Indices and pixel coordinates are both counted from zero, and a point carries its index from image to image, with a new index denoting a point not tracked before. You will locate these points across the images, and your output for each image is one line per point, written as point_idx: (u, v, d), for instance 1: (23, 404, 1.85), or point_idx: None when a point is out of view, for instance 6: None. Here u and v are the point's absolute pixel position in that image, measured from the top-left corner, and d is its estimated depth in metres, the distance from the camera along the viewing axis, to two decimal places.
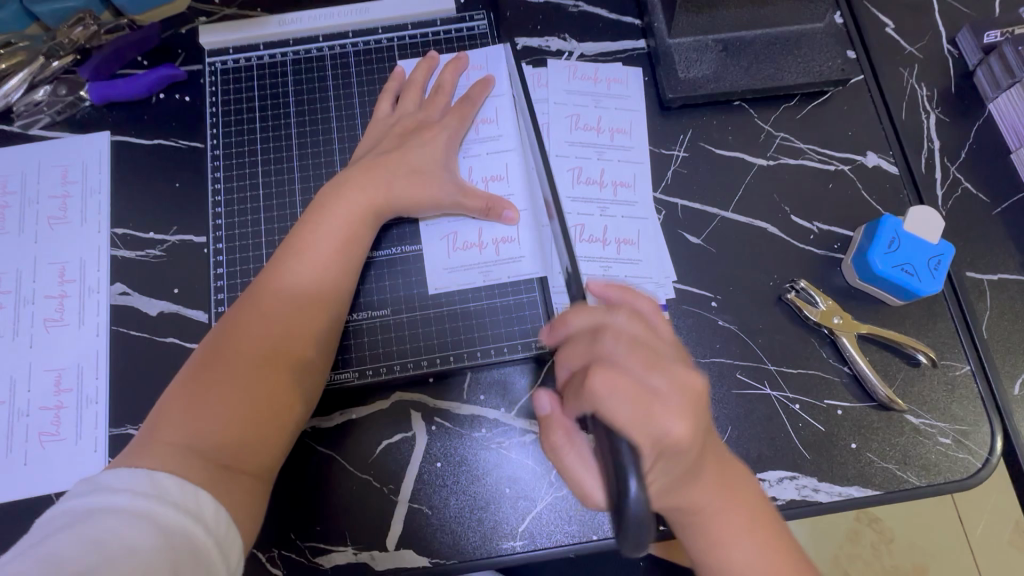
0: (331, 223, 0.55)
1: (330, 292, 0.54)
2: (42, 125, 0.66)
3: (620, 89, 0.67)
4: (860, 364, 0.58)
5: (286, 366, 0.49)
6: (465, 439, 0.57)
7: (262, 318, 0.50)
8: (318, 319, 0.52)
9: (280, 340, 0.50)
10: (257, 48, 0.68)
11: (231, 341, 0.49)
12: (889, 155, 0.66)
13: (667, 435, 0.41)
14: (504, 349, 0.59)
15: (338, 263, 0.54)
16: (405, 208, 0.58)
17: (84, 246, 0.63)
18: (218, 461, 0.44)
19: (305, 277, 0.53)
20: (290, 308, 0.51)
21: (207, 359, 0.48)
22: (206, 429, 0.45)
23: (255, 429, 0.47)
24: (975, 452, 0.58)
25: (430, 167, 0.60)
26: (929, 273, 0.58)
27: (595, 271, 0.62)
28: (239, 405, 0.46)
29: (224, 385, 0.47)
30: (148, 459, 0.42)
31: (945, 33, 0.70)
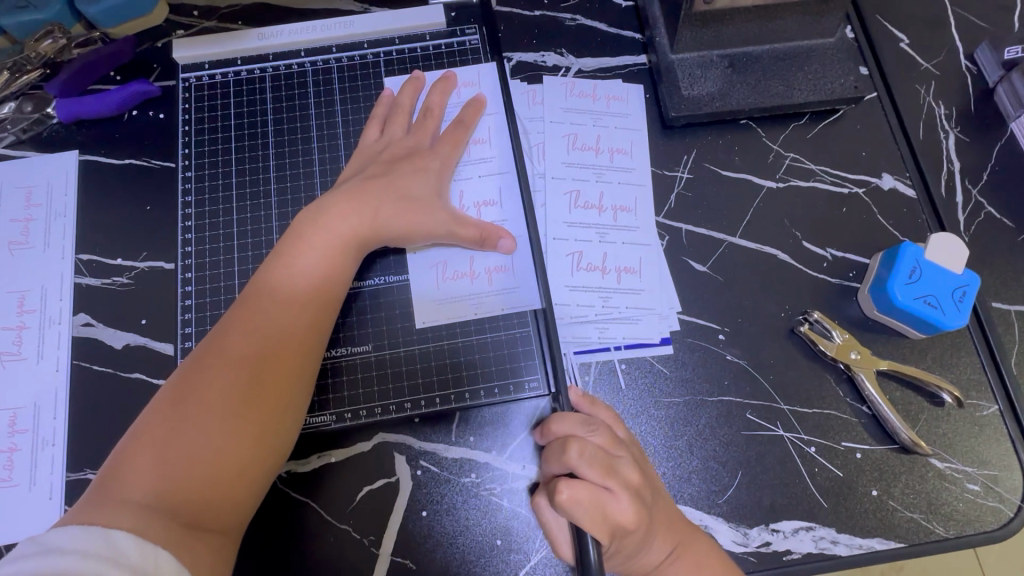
0: (309, 254, 0.51)
1: (308, 324, 0.50)
2: (6, 144, 0.63)
3: (621, 107, 0.64)
4: (880, 404, 0.54)
5: (259, 410, 0.46)
6: (454, 485, 0.53)
7: (232, 358, 0.46)
8: (297, 355, 0.48)
9: (253, 380, 0.46)
10: (235, 63, 0.64)
11: (201, 382, 0.45)
12: (906, 177, 0.62)
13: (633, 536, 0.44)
14: (496, 389, 0.55)
15: (315, 295, 0.51)
16: (396, 233, 0.55)
17: (46, 273, 0.58)
18: (183, 518, 0.41)
19: (281, 311, 0.49)
20: (261, 347, 0.47)
21: (173, 402, 0.45)
22: (170, 483, 0.41)
23: (227, 480, 0.43)
24: (1007, 500, 0.53)
25: (422, 195, 0.56)
26: (953, 304, 0.53)
27: (594, 301, 0.58)
28: (209, 454, 0.43)
29: (193, 431, 0.43)
30: (104, 517, 0.39)
31: (962, 48, 0.67)
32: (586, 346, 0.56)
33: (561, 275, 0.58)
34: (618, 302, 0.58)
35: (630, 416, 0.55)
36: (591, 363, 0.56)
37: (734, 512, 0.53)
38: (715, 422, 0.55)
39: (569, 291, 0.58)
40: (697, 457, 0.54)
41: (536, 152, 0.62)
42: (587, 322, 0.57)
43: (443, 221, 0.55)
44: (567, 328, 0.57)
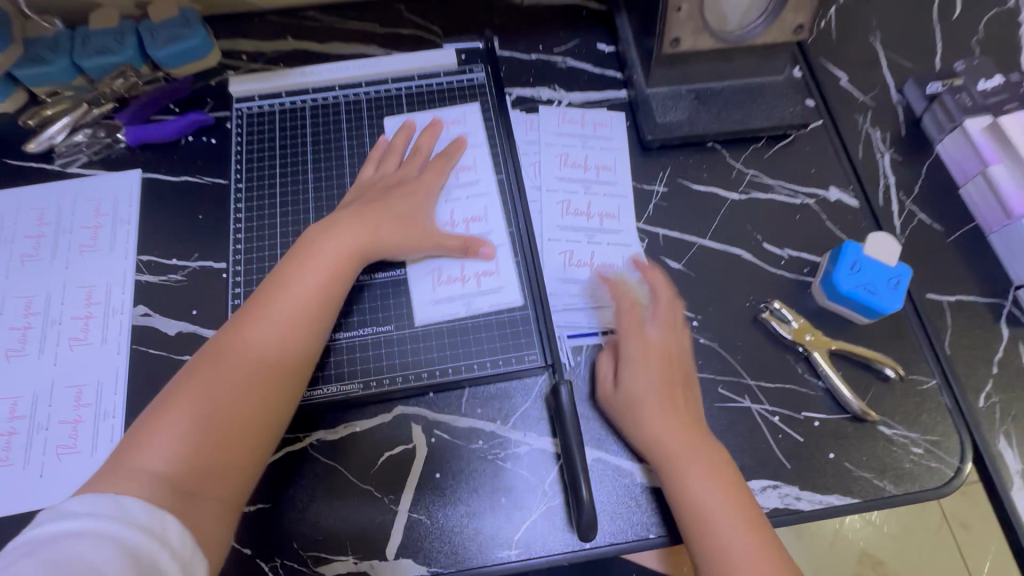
0: (314, 265, 0.59)
1: (310, 325, 0.56)
2: (79, 163, 0.73)
3: (605, 131, 0.75)
4: (832, 378, 0.62)
5: (261, 400, 0.52)
6: (463, 451, 0.60)
7: (242, 352, 0.53)
8: (298, 352, 0.55)
9: (258, 374, 0.53)
10: (280, 96, 0.75)
11: (213, 370, 0.51)
12: (849, 190, 0.73)
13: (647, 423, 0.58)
14: (500, 361, 0.63)
15: (317, 298, 0.57)
16: (389, 247, 0.63)
17: (111, 271, 0.68)
18: (188, 490, 0.46)
19: (287, 313, 0.56)
20: (266, 344, 0.54)
21: (186, 388, 0.51)
22: (178, 459, 0.47)
23: (228, 460, 0.49)
24: (947, 461, 0.61)
25: (411, 216, 0.65)
26: (889, 291, 0.63)
27: (585, 292, 0.67)
28: (215, 435, 0.49)
29: (201, 415, 0.49)
30: (120, 485, 0.44)
31: (893, 84, 0.79)
32: (578, 330, 0.65)
33: (555, 271, 0.68)
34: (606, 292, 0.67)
35: None
36: (582, 345, 0.65)
37: None
38: None
39: (563, 284, 0.67)
40: None
41: (534, 168, 0.72)
42: (579, 309, 0.66)
43: (431, 234, 0.65)
44: (561, 315, 0.66)
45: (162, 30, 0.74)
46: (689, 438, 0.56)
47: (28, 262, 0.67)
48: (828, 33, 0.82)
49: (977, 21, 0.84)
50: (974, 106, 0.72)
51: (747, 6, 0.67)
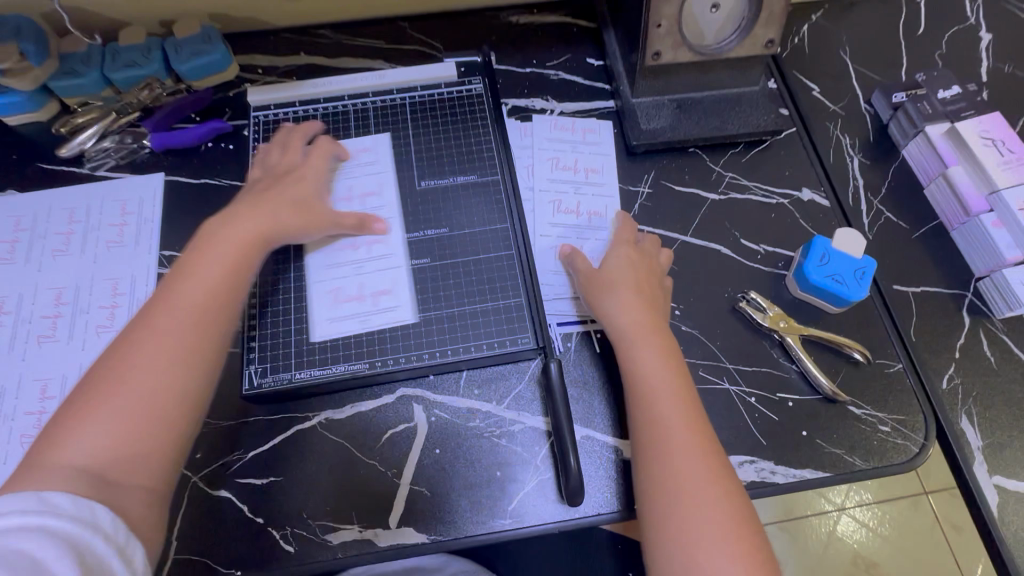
0: (218, 250, 0.59)
1: (221, 305, 0.56)
2: (108, 167, 0.79)
3: (594, 138, 0.81)
4: (805, 362, 0.67)
5: (175, 384, 0.51)
6: (461, 428, 0.65)
7: (149, 341, 0.52)
8: (214, 333, 0.55)
9: (166, 359, 0.52)
10: (293, 105, 0.80)
11: (123, 360, 0.51)
12: (821, 191, 0.79)
13: (619, 321, 0.63)
14: (495, 344, 0.67)
15: (225, 282, 0.57)
16: (292, 229, 0.64)
17: (136, 265, 0.73)
18: (110, 480, 0.46)
19: (191, 298, 0.55)
20: (176, 328, 0.53)
21: (95, 384, 0.50)
22: (96, 450, 0.47)
23: (148, 446, 0.49)
24: (913, 438, 0.65)
25: (307, 201, 0.67)
26: (856, 281, 0.68)
27: None
28: (131, 425, 0.48)
29: (114, 407, 0.49)
30: (40, 483, 0.44)
31: (861, 95, 0.86)
32: (570, 318, 0.70)
33: (547, 263, 0.73)
34: None
35: (604, 372, 0.67)
36: (572, 333, 0.70)
37: None
38: None
39: (557, 275, 0.72)
40: None
41: (528, 171, 0.78)
42: (571, 298, 0.71)
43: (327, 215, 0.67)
44: (552, 304, 0.70)
45: (185, 46, 0.81)
46: (658, 341, 0.61)
47: (59, 256, 0.73)
48: (801, 48, 0.89)
49: (939, 37, 0.91)
50: (934, 114, 0.78)
51: (722, 24, 0.74)
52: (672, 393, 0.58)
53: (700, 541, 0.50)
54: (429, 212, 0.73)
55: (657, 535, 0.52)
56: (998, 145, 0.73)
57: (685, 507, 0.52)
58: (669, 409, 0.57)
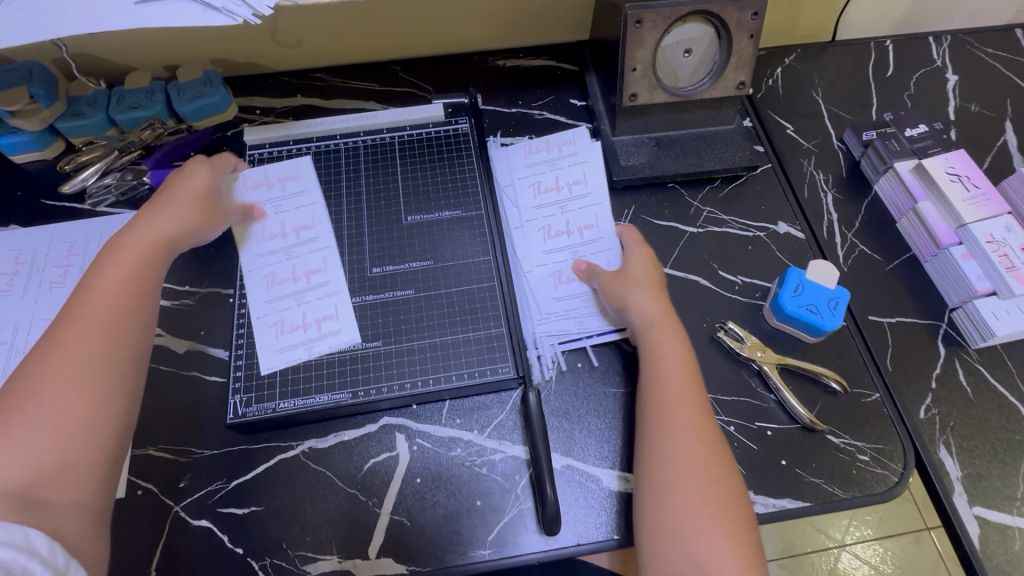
0: (124, 261, 0.62)
1: (130, 310, 0.60)
2: (109, 203, 0.82)
3: (570, 148, 0.83)
4: (782, 391, 0.68)
5: (89, 399, 0.53)
6: (442, 457, 0.65)
7: (62, 357, 0.54)
8: (130, 337, 0.58)
9: (81, 372, 0.54)
10: (288, 144, 0.83)
11: (39, 374, 0.53)
12: (796, 224, 0.81)
13: (641, 313, 0.67)
14: (475, 373, 0.67)
15: (130, 285, 0.61)
16: (191, 231, 0.69)
17: None
18: (37, 499, 0.48)
19: (100, 313, 0.58)
20: (92, 336, 0.56)
21: (5, 409, 0.51)
22: (24, 472, 0.48)
23: (73, 459, 0.51)
24: (892, 468, 0.65)
25: (207, 199, 0.72)
26: (829, 311, 0.70)
27: (576, 304, 0.74)
28: (50, 441, 0.50)
29: (39, 427, 0.50)
30: None
31: (834, 133, 0.89)
32: (568, 336, 0.72)
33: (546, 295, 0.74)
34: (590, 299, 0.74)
35: (585, 401, 0.68)
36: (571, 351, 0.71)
37: None
38: None
39: (554, 302, 0.74)
40: None
41: (514, 204, 0.81)
42: (569, 317, 0.73)
43: (218, 209, 0.73)
44: (555, 325, 0.72)
45: (187, 89, 0.86)
46: (675, 332, 0.65)
47: (56, 288, 0.75)
48: (775, 89, 0.93)
49: (908, 78, 0.95)
50: (902, 150, 0.81)
51: (695, 67, 0.78)
52: (681, 382, 0.61)
53: (691, 514, 0.53)
54: (415, 244, 0.76)
55: (656, 506, 0.55)
56: (962, 181, 0.76)
57: (681, 502, 0.54)
58: (674, 417, 0.59)
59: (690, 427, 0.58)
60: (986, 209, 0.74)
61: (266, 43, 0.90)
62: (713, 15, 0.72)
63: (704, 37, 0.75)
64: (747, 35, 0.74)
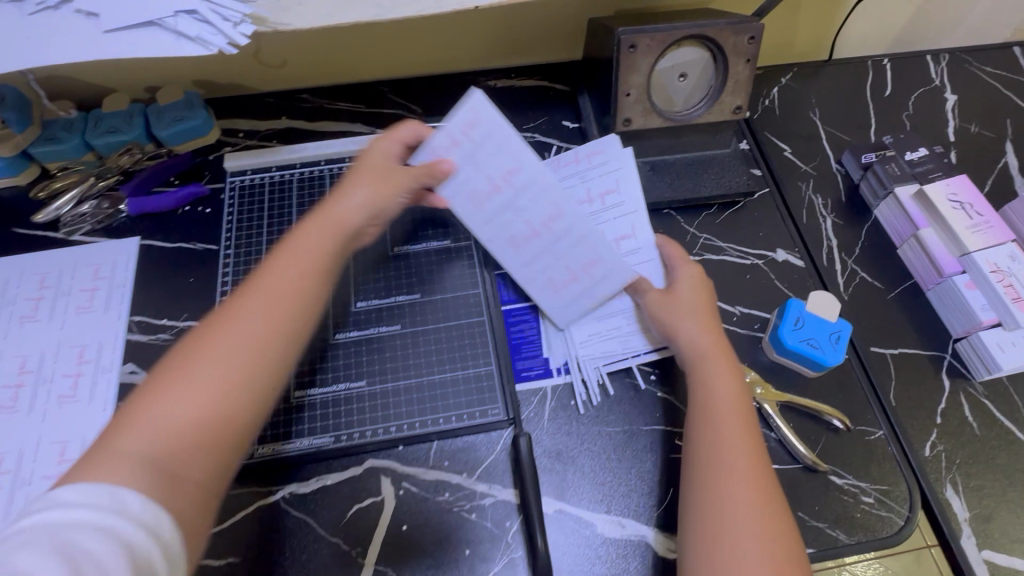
0: (315, 229, 0.58)
1: (303, 283, 0.54)
2: (83, 231, 0.79)
3: (601, 158, 0.78)
4: (782, 429, 0.66)
5: (252, 372, 0.48)
6: (430, 502, 0.63)
7: (248, 319, 0.50)
8: (308, 313, 0.53)
9: (269, 341, 0.50)
10: (270, 170, 0.81)
11: (250, 338, 0.49)
12: (795, 251, 0.79)
13: (692, 343, 0.63)
14: (464, 415, 0.65)
15: (316, 250, 0.56)
16: (364, 202, 0.61)
17: (103, 331, 0.72)
18: (172, 475, 0.42)
19: (289, 282, 0.53)
20: (281, 308, 0.51)
21: (187, 355, 0.47)
22: (157, 436, 0.43)
23: (212, 436, 0.45)
24: (897, 510, 0.63)
25: (385, 167, 0.64)
26: (831, 345, 0.67)
27: (619, 322, 0.71)
28: (198, 405, 0.45)
29: (168, 386, 0.45)
30: (112, 473, 0.40)
31: (832, 155, 0.87)
32: (615, 359, 0.69)
33: (551, 301, 0.71)
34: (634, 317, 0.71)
35: (579, 440, 0.66)
36: (616, 371, 0.69)
37: (669, 525, 0.61)
38: (650, 446, 0.65)
39: (592, 321, 0.71)
40: (635, 475, 0.64)
41: None
42: (612, 338, 0.70)
43: (398, 177, 0.64)
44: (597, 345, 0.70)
45: (167, 113, 0.83)
46: (729, 369, 0.61)
47: (26, 322, 0.72)
48: (772, 110, 0.91)
49: (906, 98, 0.93)
50: (902, 175, 0.79)
51: (690, 91, 0.76)
52: (736, 423, 0.57)
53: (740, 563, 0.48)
54: (408, 277, 0.73)
55: (700, 551, 0.51)
56: (966, 209, 0.74)
57: (728, 546, 0.49)
58: (730, 455, 0.54)
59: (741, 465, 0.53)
60: (990, 237, 0.72)
61: (249, 64, 0.87)
62: (709, 39, 0.70)
63: (700, 60, 0.73)
64: (744, 59, 0.72)
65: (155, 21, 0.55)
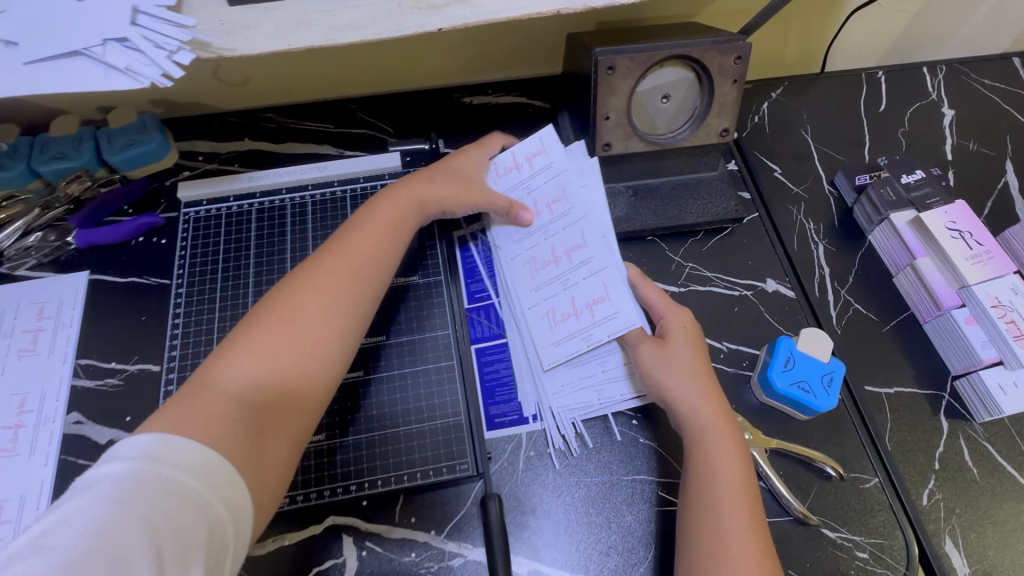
0: (374, 224, 0.64)
1: (372, 265, 0.61)
2: (28, 266, 0.74)
3: (555, 163, 0.71)
4: (772, 478, 0.61)
5: (324, 341, 0.55)
6: (396, 564, 0.58)
7: (327, 288, 0.57)
8: (370, 291, 0.60)
9: (338, 313, 0.57)
10: (228, 200, 0.76)
11: (320, 308, 0.56)
12: (786, 281, 0.75)
13: (688, 412, 0.59)
14: (431, 471, 0.61)
15: (384, 238, 0.63)
16: (447, 203, 0.69)
17: (47, 377, 0.67)
18: (256, 425, 0.48)
19: (362, 256, 0.61)
20: (355, 284, 0.59)
21: (271, 313, 0.55)
22: (247, 388, 0.49)
23: (292, 397, 0.52)
24: (893, 567, 0.59)
25: (466, 177, 0.71)
26: (822, 389, 0.63)
27: (595, 370, 0.66)
28: (277, 367, 0.52)
29: (249, 356, 0.51)
30: (200, 415, 0.46)
31: (825, 176, 0.83)
32: (590, 411, 0.64)
33: (545, 336, 0.66)
34: (613, 362, 0.66)
35: (555, 492, 0.62)
36: (593, 420, 0.65)
37: None
38: (630, 499, 0.61)
39: (569, 367, 0.66)
40: (614, 531, 0.60)
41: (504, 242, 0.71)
42: (588, 388, 0.65)
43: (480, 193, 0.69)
44: (574, 395, 0.65)
45: (119, 136, 0.78)
46: (732, 445, 0.57)
47: None
48: (761, 127, 0.86)
49: (902, 114, 0.89)
50: (898, 201, 0.75)
51: (674, 113, 0.71)
52: (738, 498, 0.54)
53: None
54: (383, 318, 0.69)
55: None
56: (965, 238, 0.70)
57: None
58: (736, 546, 0.51)
59: (752, 552, 0.51)
60: (990, 269, 0.68)
61: (206, 82, 0.82)
62: (693, 60, 0.66)
63: (684, 81, 0.68)
64: (730, 80, 0.67)
65: (81, 51, 0.50)
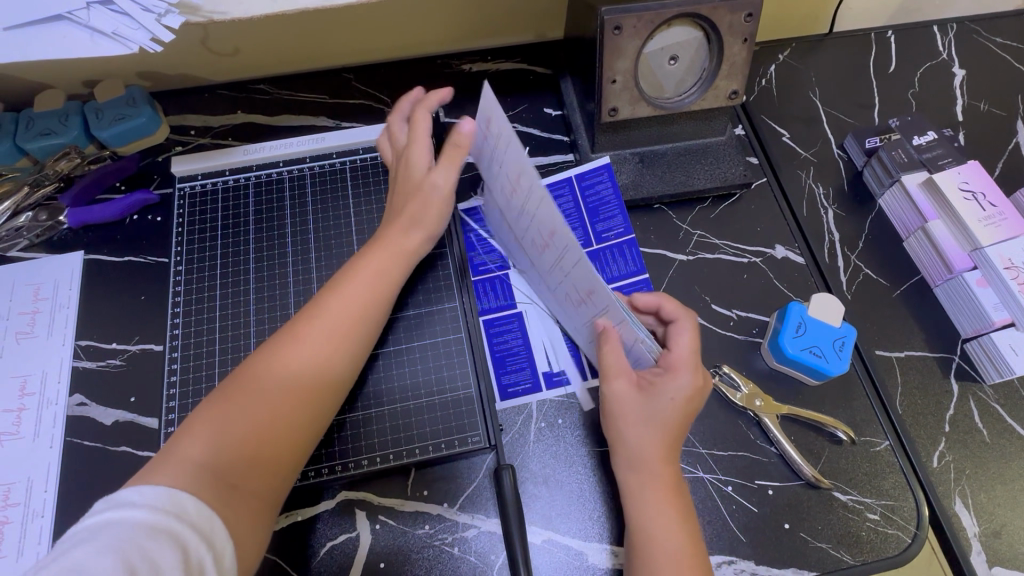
0: (368, 269, 0.59)
1: (361, 316, 0.57)
2: (20, 247, 0.72)
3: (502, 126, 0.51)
4: (783, 443, 0.61)
5: (302, 401, 0.52)
6: (409, 536, 0.58)
7: (310, 342, 0.54)
8: (355, 346, 0.56)
9: (322, 371, 0.53)
10: (224, 173, 0.74)
11: (297, 366, 0.52)
12: (795, 247, 0.74)
13: (630, 441, 0.55)
14: (443, 445, 0.61)
15: (378, 283, 0.59)
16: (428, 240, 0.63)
17: (48, 359, 0.66)
18: (231, 483, 0.46)
19: (352, 306, 0.57)
20: (340, 338, 0.55)
21: (252, 368, 0.52)
22: (219, 449, 0.47)
23: (268, 455, 0.49)
24: (904, 527, 0.59)
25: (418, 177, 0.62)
26: (835, 354, 0.63)
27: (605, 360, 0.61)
28: (252, 428, 0.49)
29: (224, 408, 0.49)
30: (168, 474, 0.44)
31: (834, 139, 0.81)
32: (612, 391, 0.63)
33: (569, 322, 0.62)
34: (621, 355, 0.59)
35: (567, 463, 0.61)
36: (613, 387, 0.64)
37: None
38: None
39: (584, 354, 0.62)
40: None
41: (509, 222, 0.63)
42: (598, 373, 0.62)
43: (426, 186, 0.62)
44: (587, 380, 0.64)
45: (107, 110, 0.75)
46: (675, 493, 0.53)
47: None
48: (769, 91, 0.84)
49: (912, 74, 0.87)
50: (909, 162, 0.73)
51: (682, 75, 0.69)
52: (668, 521, 0.52)
53: None
54: None
55: None
56: (978, 199, 0.69)
57: None
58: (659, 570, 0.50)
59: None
60: (1002, 230, 0.67)
61: (195, 53, 0.79)
62: (703, 18, 0.63)
63: (692, 41, 0.66)
64: (740, 39, 0.65)
65: (62, 15, 0.48)
